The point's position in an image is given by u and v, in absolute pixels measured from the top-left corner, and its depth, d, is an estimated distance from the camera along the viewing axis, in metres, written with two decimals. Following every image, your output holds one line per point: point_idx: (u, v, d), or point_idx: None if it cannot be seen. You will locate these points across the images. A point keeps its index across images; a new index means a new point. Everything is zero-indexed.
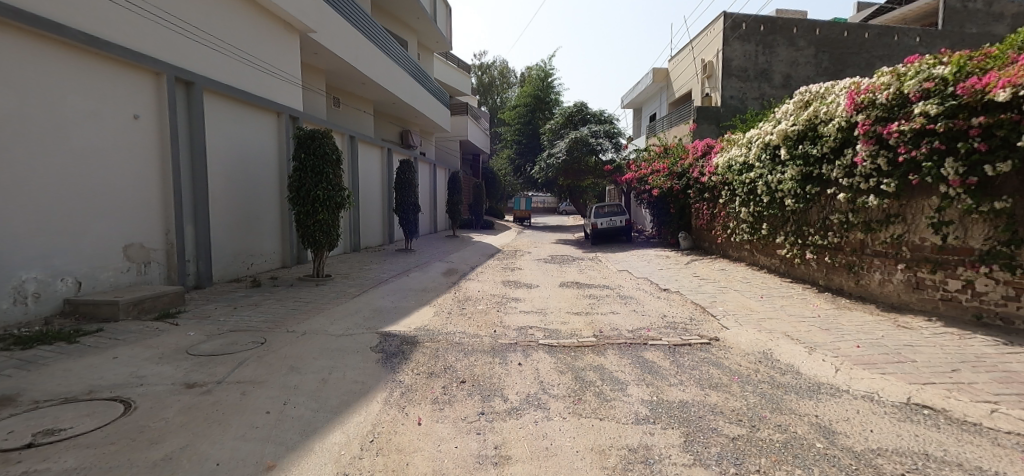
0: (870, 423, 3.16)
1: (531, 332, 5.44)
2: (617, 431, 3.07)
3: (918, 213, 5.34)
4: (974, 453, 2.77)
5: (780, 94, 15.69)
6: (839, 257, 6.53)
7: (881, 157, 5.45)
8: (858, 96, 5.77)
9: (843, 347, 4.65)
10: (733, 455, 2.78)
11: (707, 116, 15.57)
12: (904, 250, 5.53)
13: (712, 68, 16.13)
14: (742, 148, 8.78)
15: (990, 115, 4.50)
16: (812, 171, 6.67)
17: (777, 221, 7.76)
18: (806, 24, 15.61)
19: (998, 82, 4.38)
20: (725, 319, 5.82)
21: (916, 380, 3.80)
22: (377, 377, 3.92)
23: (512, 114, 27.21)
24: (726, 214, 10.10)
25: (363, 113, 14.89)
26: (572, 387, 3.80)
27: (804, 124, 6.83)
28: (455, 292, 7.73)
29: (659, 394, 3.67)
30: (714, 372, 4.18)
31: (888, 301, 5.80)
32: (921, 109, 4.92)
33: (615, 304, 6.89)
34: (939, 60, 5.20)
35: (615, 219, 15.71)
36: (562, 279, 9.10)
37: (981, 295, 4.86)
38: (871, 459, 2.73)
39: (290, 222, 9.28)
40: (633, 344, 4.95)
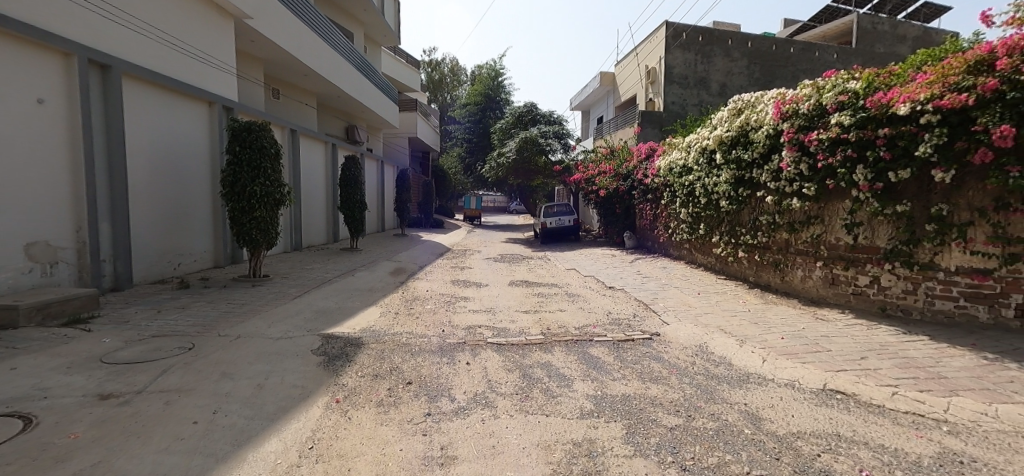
0: (792, 408, 3.42)
1: (479, 331, 5.43)
2: (562, 426, 3.13)
3: (834, 215, 5.84)
4: (879, 432, 3.07)
5: (717, 102, 16.62)
6: (767, 256, 7.01)
7: (803, 163, 5.91)
8: (784, 106, 6.22)
9: (770, 339, 4.99)
10: (671, 444, 2.91)
11: (651, 121, 16.23)
12: (823, 248, 6.03)
13: (655, 74, 16.81)
14: (682, 151, 9.22)
15: (894, 127, 4.97)
16: (744, 175, 7.12)
17: (713, 221, 8.23)
18: (740, 36, 16.61)
19: (900, 97, 4.85)
20: (665, 315, 6.10)
21: (831, 367, 4.16)
22: (318, 381, 3.77)
23: (462, 112, 27.06)
24: (667, 215, 10.55)
25: (305, 106, 14.23)
26: (520, 384, 3.84)
27: (738, 130, 7.27)
28: (403, 292, 7.57)
29: (603, 389, 3.78)
30: (654, 365, 4.37)
31: (809, 295, 6.30)
32: (836, 119, 5.37)
33: (563, 302, 7.03)
34: (853, 75, 5.71)
35: (563, 218, 16.01)
36: (511, 278, 9.17)
37: (885, 289, 5.39)
38: (793, 442, 2.95)
39: (224, 219, 8.70)
40: (579, 341, 5.08)
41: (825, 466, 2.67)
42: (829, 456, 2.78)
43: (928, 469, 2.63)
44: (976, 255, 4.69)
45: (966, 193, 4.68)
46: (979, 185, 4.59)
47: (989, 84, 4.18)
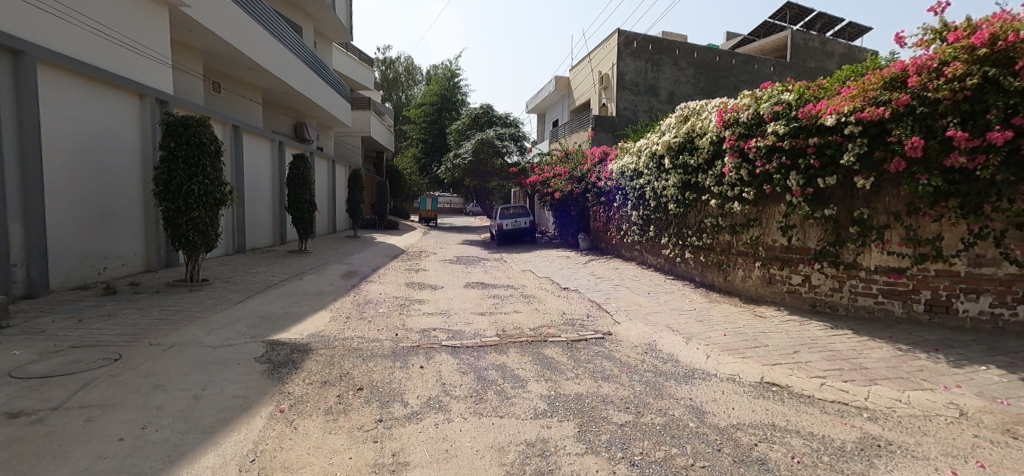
0: (732, 401, 3.61)
1: (433, 334, 5.35)
2: (516, 427, 3.15)
3: (771, 218, 6.22)
4: (809, 420, 3.30)
5: (666, 108, 17.29)
6: (711, 256, 7.37)
7: (743, 169, 6.26)
8: (726, 114, 6.56)
9: (714, 336, 5.24)
10: (621, 440, 3.00)
11: (604, 125, 16.66)
12: (761, 249, 6.41)
13: (608, 80, 17.28)
14: (633, 156, 9.52)
15: (822, 137, 5.35)
16: (690, 179, 7.44)
17: (662, 224, 8.56)
18: (686, 46, 17.38)
19: (827, 109, 5.23)
20: (617, 315, 6.27)
21: (768, 361, 4.43)
22: (261, 390, 3.59)
23: (418, 111, 26.68)
24: (619, 217, 10.85)
25: (249, 101, 13.54)
26: (474, 387, 3.83)
27: (684, 136, 7.60)
28: (355, 295, 7.35)
29: (556, 389, 3.84)
30: (606, 364, 4.48)
31: (749, 294, 6.68)
32: (772, 128, 5.73)
33: (518, 303, 7.07)
34: (786, 87, 6.11)
35: (519, 220, 16.11)
36: (467, 280, 9.12)
37: (815, 287, 5.80)
38: (733, 433, 3.11)
39: (156, 221, 8.10)
40: (533, 342, 5.12)
41: (761, 455, 2.83)
42: (765, 445, 2.95)
43: (851, 453, 2.85)
44: (892, 255, 5.13)
45: (883, 198, 5.12)
46: (894, 191, 5.03)
47: (902, 99, 4.58)
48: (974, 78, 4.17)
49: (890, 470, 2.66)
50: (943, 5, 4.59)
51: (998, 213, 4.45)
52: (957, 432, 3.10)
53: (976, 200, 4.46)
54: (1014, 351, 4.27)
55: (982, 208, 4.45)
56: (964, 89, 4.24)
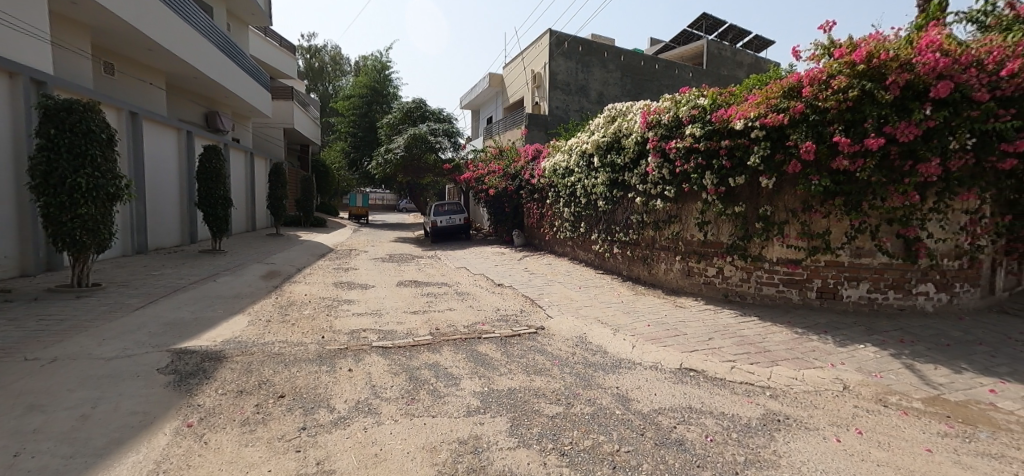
0: (655, 388, 3.83)
1: (363, 335, 5.16)
2: (448, 425, 3.12)
3: (689, 214, 6.67)
4: (721, 401, 3.58)
5: (595, 109, 17.92)
6: (637, 251, 7.77)
7: (664, 168, 6.64)
8: (649, 116, 6.91)
9: (639, 326, 5.53)
10: (552, 432, 3.07)
11: (537, 123, 16.94)
12: (681, 244, 6.86)
13: (540, 79, 17.58)
14: (564, 154, 9.76)
15: (732, 140, 5.81)
16: (618, 178, 7.77)
17: (592, 220, 8.87)
18: (614, 50, 18.09)
19: (736, 114, 5.67)
20: (549, 309, 6.42)
21: (686, 348, 4.74)
22: (165, 404, 3.26)
23: (346, 104, 25.57)
24: (552, 214, 11.09)
25: (150, 86, 12.22)
26: (406, 388, 3.74)
27: (611, 136, 7.92)
28: (277, 297, 6.91)
29: (490, 385, 3.86)
30: (538, 358, 4.57)
31: (670, 285, 7.13)
32: (689, 131, 6.12)
33: (452, 301, 7.01)
34: (702, 93, 6.55)
35: (454, 217, 15.97)
36: (399, 278, 8.89)
37: (727, 278, 6.31)
38: (655, 417, 3.31)
39: (33, 219, 7.07)
40: (467, 339, 5.10)
41: (679, 436, 3.03)
42: (683, 427, 3.16)
43: (756, 429, 3.12)
44: (791, 248, 5.69)
45: (784, 197, 5.65)
46: (792, 190, 5.58)
47: (797, 108, 5.08)
48: (854, 90, 4.70)
49: (787, 442, 2.95)
50: (830, 25, 5.12)
51: (874, 210, 5.07)
52: (842, 404, 3.51)
53: (856, 198, 5.05)
54: (885, 330, 4.91)
55: (861, 206, 5.05)
56: (846, 100, 4.77)
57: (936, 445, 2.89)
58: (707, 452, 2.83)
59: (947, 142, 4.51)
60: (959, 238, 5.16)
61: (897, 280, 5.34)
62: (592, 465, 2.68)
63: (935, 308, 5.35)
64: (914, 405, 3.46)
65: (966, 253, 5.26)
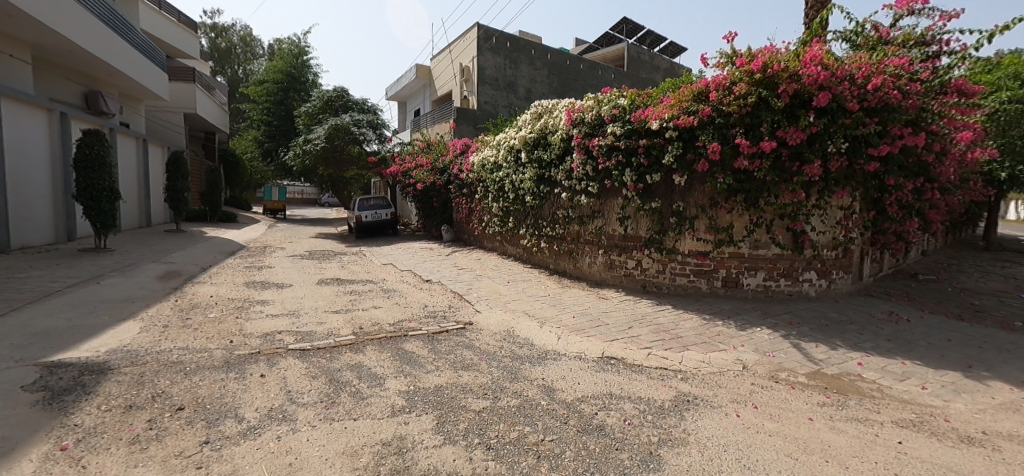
0: (578, 377, 3.96)
1: (278, 338, 4.82)
2: (371, 427, 3.01)
3: (611, 210, 6.98)
4: (639, 386, 3.78)
5: (523, 105, 18.16)
6: (563, 245, 7.99)
7: (588, 165, 6.87)
8: (574, 114, 7.10)
9: (564, 318, 5.70)
10: (478, 426, 3.07)
11: (465, 118, 16.82)
12: (603, 238, 7.16)
13: (469, 73, 17.44)
14: (493, 149, 9.76)
15: (649, 139, 6.16)
16: (544, 174, 7.91)
17: (520, 216, 8.97)
18: (541, 47, 18.40)
19: (652, 115, 6.01)
20: (478, 304, 6.41)
21: (608, 338, 4.97)
22: (30, 426, 2.82)
23: (259, 89, 23.66)
24: (481, 209, 11.07)
25: (10, 58, 10.44)
26: (325, 391, 3.55)
27: (538, 132, 8.05)
28: (177, 300, 6.25)
29: (416, 383, 3.77)
30: (467, 354, 4.54)
31: (594, 278, 7.41)
32: (611, 129, 6.39)
33: (378, 298, 6.78)
34: (622, 93, 6.85)
35: (380, 211, 15.41)
36: (320, 276, 8.42)
37: (645, 269, 6.68)
38: (578, 406, 3.42)
39: None
40: (393, 337, 4.95)
41: (600, 422, 3.16)
42: (604, 413, 3.30)
43: (669, 411, 3.34)
44: (700, 241, 6.15)
45: (694, 194, 6.10)
46: (701, 188, 6.03)
47: (705, 111, 5.49)
48: (752, 97, 5.18)
49: (695, 420, 3.18)
50: (733, 35, 5.56)
51: (769, 206, 5.62)
52: (742, 382, 3.86)
53: (755, 195, 5.57)
54: (778, 314, 5.49)
55: (758, 202, 5.58)
56: (746, 105, 5.25)
57: (816, 414, 3.27)
58: (626, 435, 2.97)
59: (826, 146, 5.10)
60: (836, 231, 5.87)
61: (788, 269, 5.97)
62: (517, 456, 2.71)
63: (818, 293, 6.06)
64: (800, 380, 3.89)
65: (842, 244, 5.99)
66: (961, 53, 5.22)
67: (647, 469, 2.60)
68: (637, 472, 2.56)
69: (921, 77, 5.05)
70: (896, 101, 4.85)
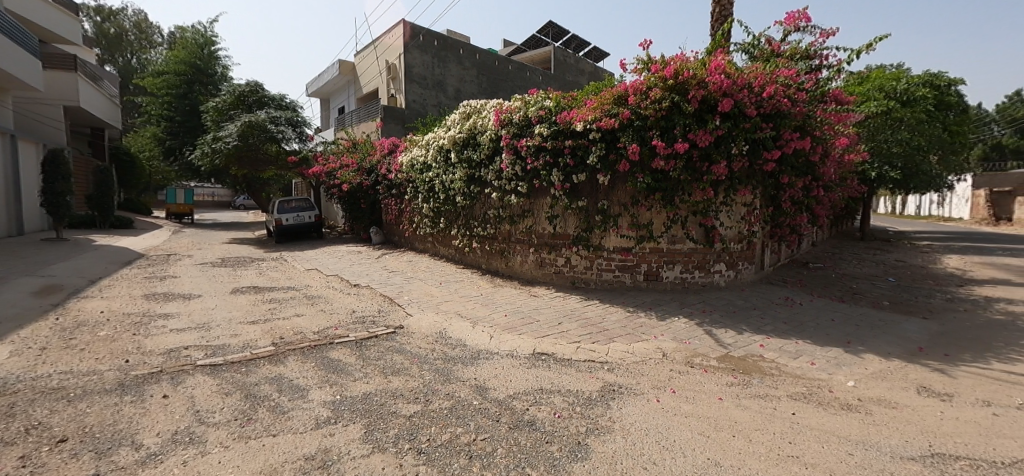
0: (511, 374, 4.01)
1: (185, 354, 4.39)
2: (292, 443, 2.83)
3: (540, 209, 7.14)
4: (567, 379, 3.91)
5: (453, 105, 18.01)
6: (494, 245, 8.03)
7: (517, 165, 6.95)
8: (502, 115, 7.17)
9: (497, 317, 5.74)
10: (409, 431, 3.00)
11: (393, 116, 16.36)
12: (534, 237, 7.30)
13: (395, 70, 17.00)
14: (421, 149, 9.57)
15: (575, 140, 6.36)
16: (474, 174, 7.90)
17: (451, 216, 8.89)
18: (469, 47, 18.37)
19: (577, 117, 6.21)
20: (409, 307, 6.28)
21: (539, 334, 5.08)
22: None
23: (158, 81, 21.40)
24: (411, 210, 10.84)
25: None
26: (240, 408, 3.29)
27: (467, 132, 8.03)
28: (58, 317, 5.48)
29: (342, 392, 3.61)
30: (397, 358, 4.42)
31: (525, 276, 7.54)
32: (538, 130, 6.52)
33: (301, 305, 6.41)
34: (548, 95, 7.03)
35: (302, 214, 14.56)
36: (234, 285, 7.80)
37: (574, 266, 6.91)
38: (510, 402, 3.46)
39: None
40: (317, 346, 4.70)
41: (531, 417, 3.22)
42: (535, 408, 3.37)
43: (597, 400, 3.48)
44: (624, 237, 6.47)
45: (617, 193, 6.42)
46: (623, 187, 6.35)
47: (625, 114, 5.79)
48: (666, 102, 5.55)
49: (621, 408, 3.35)
50: (648, 43, 5.91)
51: (683, 203, 6.03)
52: (662, 369, 4.12)
53: (671, 193, 5.97)
54: (693, 303, 5.92)
55: (674, 200, 5.98)
56: (661, 109, 5.61)
57: (725, 393, 3.57)
58: (555, 428, 3.05)
59: (730, 148, 5.56)
60: (741, 226, 6.44)
61: (701, 262, 6.45)
62: (449, 458, 2.69)
63: (727, 282, 6.61)
64: (712, 363, 4.23)
65: (746, 237, 6.58)
66: (837, 67, 5.93)
67: (576, 458, 2.68)
68: (567, 462, 2.64)
69: (806, 87, 5.67)
70: (786, 107, 5.42)
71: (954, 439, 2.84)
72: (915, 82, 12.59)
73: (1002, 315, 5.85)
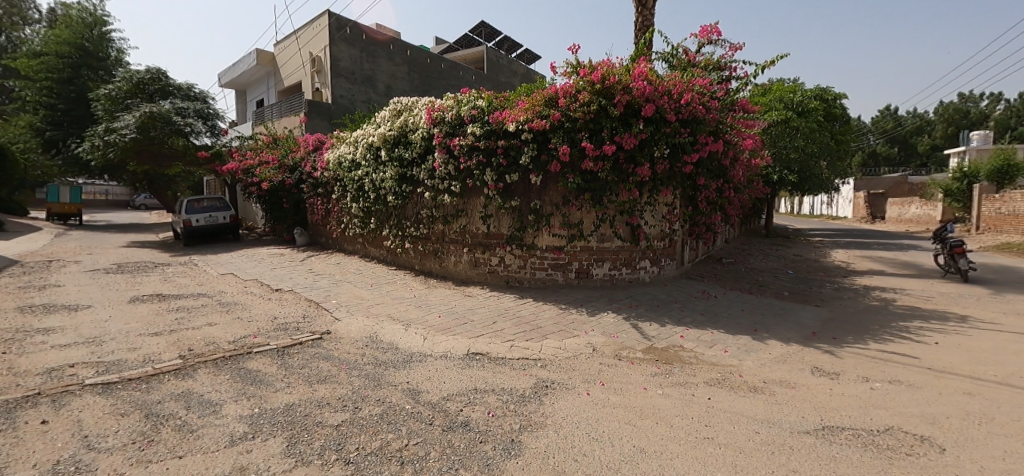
0: (444, 376, 3.96)
1: (69, 373, 3.86)
2: (202, 463, 2.59)
3: (474, 208, 7.11)
4: (501, 378, 3.92)
5: (383, 101, 17.45)
6: (427, 245, 7.88)
7: (449, 165, 6.87)
8: (434, 113, 7.07)
9: (430, 319, 5.64)
10: (336, 441, 2.86)
11: (319, 111, 15.53)
12: (468, 237, 7.27)
13: (321, 63, 16.16)
14: (349, 146, 9.17)
15: (507, 141, 6.41)
16: (406, 173, 7.69)
17: (382, 216, 8.60)
18: (400, 43, 17.93)
19: (510, 117, 6.27)
20: (337, 312, 5.98)
21: (473, 335, 5.06)
22: None
23: (34, 63, 18.68)
24: (339, 210, 10.35)
25: None
26: (140, 429, 2.95)
27: (398, 130, 7.82)
28: None
29: (261, 405, 3.36)
30: (324, 366, 4.19)
31: (460, 276, 7.49)
32: (470, 130, 6.50)
33: (214, 314, 5.89)
34: (480, 95, 7.03)
35: (215, 214, 13.39)
36: (132, 293, 6.98)
37: (508, 265, 6.96)
38: (444, 405, 3.41)
39: None
40: (232, 356, 4.34)
41: (465, 418, 3.19)
42: (468, 408, 3.34)
43: (530, 397, 3.53)
44: (556, 236, 6.63)
45: (549, 193, 6.56)
46: (554, 187, 6.50)
47: (556, 116, 5.94)
48: (594, 105, 5.76)
49: (553, 403, 3.42)
50: (576, 48, 6.09)
51: (611, 203, 6.30)
52: (593, 363, 4.26)
53: (599, 194, 6.20)
54: (621, 299, 6.19)
55: (602, 200, 6.23)
56: (590, 112, 5.82)
57: (649, 383, 3.77)
58: (489, 427, 3.06)
59: (653, 151, 5.89)
60: (663, 224, 6.83)
61: (628, 259, 6.76)
62: (379, 466, 2.59)
63: (651, 278, 6.99)
64: (637, 355, 4.45)
65: (668, 235, 7.00)
66: (744, 78, 6.48)
67: (508, 456, 2.70)
68: (500, 460, 2.65)
69: (718, 96, 6.14)
70: (701, 114, 5.83)
71: (839, 412, 3.20)
72: (808, 95, 14.11)
73: (877, 301, 6.72)
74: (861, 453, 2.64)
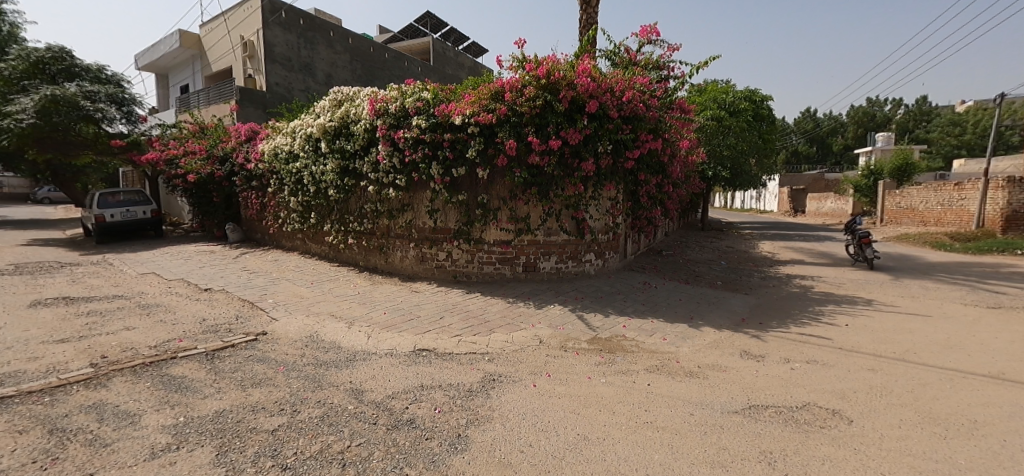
0: (389, 374, 3.86)
1: None
2: None
3: (420, 203, 6.99)
4: (448, 374, 3.88)
5: (323, 91, 16.68)
6: (373, 240, 7.67)
7: (394, 158, 6.66)
8: (377, 104, 6.83)
9: (375, 316, 5.48)
10: (271, 447, 2.71)
11: (252, 99, 14.57)
12: (414, 232, 7.13)
13: (253, 48, 15.15)
14: (286, 136, 8.67)
15: (453, 134, 6.32)
16: (347, 165, 7.38)
17: (324, 211, 8.22)
18: (340, 30, 17.21)
19: (455, 109, 6.18)
20: (274, 311, 5.68)
21: (420, 331, 4.98)
22: None
23: None
24: (275, 204, 9.78)
25: None
26: (43, 447, 2.66)
27: (339, 120, 7.49)
28: None
29: (187, 413, 3.13)
30: (259, 368, 3.97)
31: (406, 272, 7.34)
32: (416, 122, 6.35)
33: (132, 317, 5.39)
34: (425, 87, 6.88)
35: (133, 208, 12.26)
36: (33, 297, 6.24)
37: (456, 260, 6.89)
38: (388, 403, 3.33)
39: None
40: (154, 362, 4.00)
41: (411, 415, 3.14)
42: (414, 406, 3.29)
43: (477, 391, 3.53)
44: (503, 230, 6.65)
45: (495, 187, 6.56)
46: (501, 181, 6.52)
47: (502, 110, 5.92)
48: (540, 100, 5.82)
49: (500, 396, 3.44)
50: (522, 42, 6.12)
51: (557, 198, 6.40)
52: (539, 355, 4.32)
53: (545, 188, 6.28)
54: (566, 291, 6.32)
55: (549, 194, 6.32)
56: (535, 106, 5.88)
57: (593, 372, 3.87)
58: (435, 424, 3.02)
59: (597, 147, 6.05)
60: (607, 218, 7.02)
61: (574, 252, 6.90)
62: (319, 470, 2.49)
63: (596, 270, 7.18)
64: (583, 346, 4.55)
65: (612, 228, 7.19)
66: (681, 78, 6.78)
67: (454, 451, 2.68)
68: (446, 456, 2.63)
69: (658, 94, 6.39)
70: (641, 111, 6.06)
71: (764, 391, 3.45)
72: (739, 97, 15.02)
73: (797, 288, 7.31)
74: (783, 428, 2.87)
